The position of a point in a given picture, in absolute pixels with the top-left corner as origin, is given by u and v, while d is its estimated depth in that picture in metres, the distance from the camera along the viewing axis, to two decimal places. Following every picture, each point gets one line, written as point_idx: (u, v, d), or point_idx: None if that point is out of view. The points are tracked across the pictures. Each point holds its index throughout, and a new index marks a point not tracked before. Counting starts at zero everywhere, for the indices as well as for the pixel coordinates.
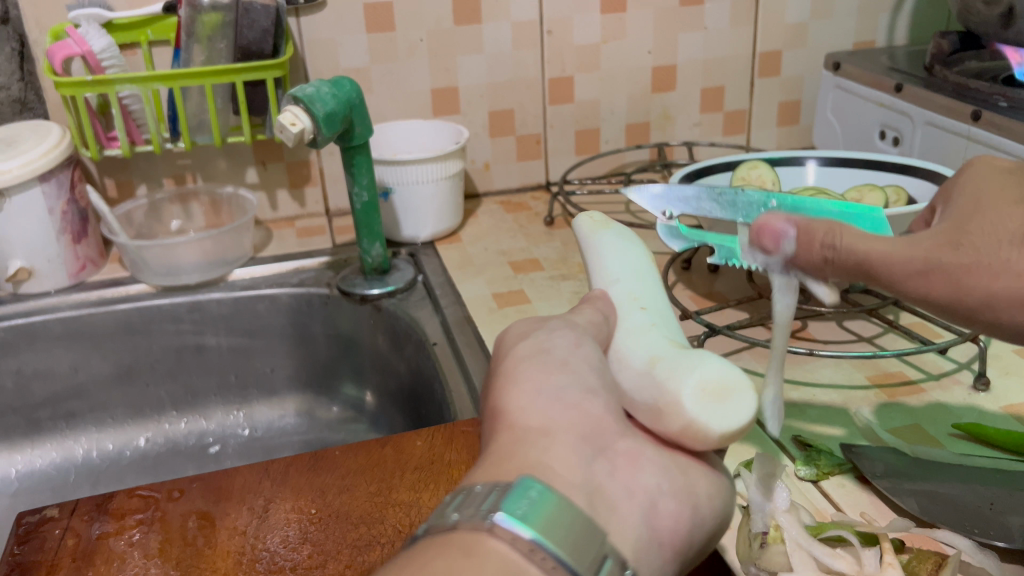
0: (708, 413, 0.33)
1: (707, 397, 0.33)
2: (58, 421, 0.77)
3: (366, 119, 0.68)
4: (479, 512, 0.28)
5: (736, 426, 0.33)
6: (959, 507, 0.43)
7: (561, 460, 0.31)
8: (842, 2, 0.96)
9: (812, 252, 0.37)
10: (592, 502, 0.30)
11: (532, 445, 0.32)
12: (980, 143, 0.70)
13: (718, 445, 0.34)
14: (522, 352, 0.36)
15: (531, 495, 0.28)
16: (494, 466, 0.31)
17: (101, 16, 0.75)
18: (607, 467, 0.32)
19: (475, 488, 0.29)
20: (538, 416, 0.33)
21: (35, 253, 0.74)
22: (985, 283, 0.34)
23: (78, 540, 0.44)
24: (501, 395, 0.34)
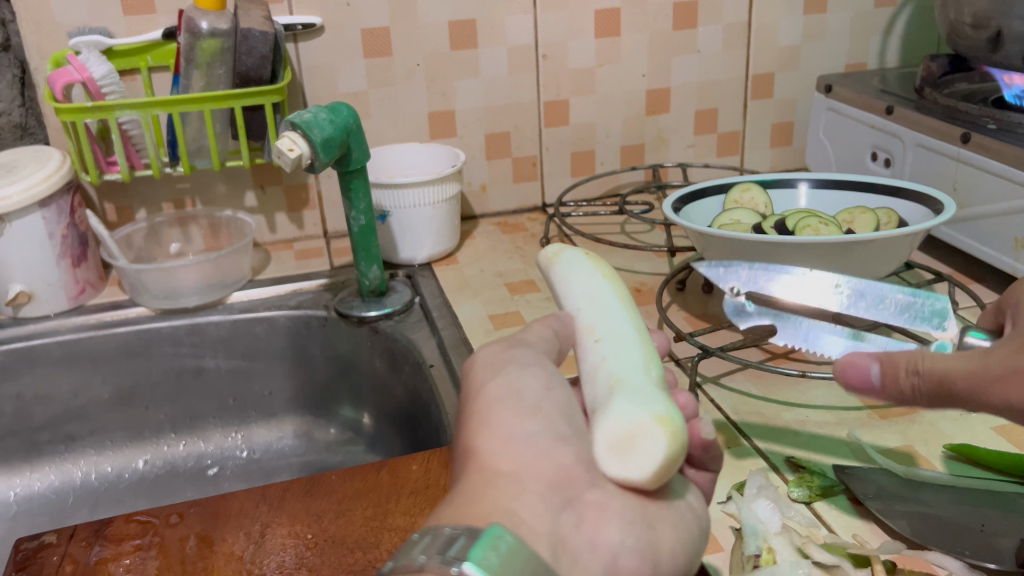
0: (626, 466, 0.33)
1: (620, 454, 0.33)
2: (58, 444, 0.78)
3: (363, 144, 0.69)
4: (445, 558, 0.27)
5: (655, 468, 0.33)
6: (951, 527, 0.44)
7: (529, 507, 0.33)
8: (834, 25, 0.97)
9: (897, 379, 0.37)
10: (555, 555, 0.32)
11: (498, 487, 0.34)
12: (970, 166, 0.71)
13: (659, 481, 0.33)
14: (496, 384, 0.38)
15: (499, 546, 0.28)
16: (465, 505, 0.33)
17: (101, 43, 0.76)
18: (574, 519, 0.34)
19: (442, 533, 0.29)
20: (508, 462, 0.35)
21: (35, 277, 0.75)
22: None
23: (77, 566, 0.44)
24: (470, 436, 0.36)
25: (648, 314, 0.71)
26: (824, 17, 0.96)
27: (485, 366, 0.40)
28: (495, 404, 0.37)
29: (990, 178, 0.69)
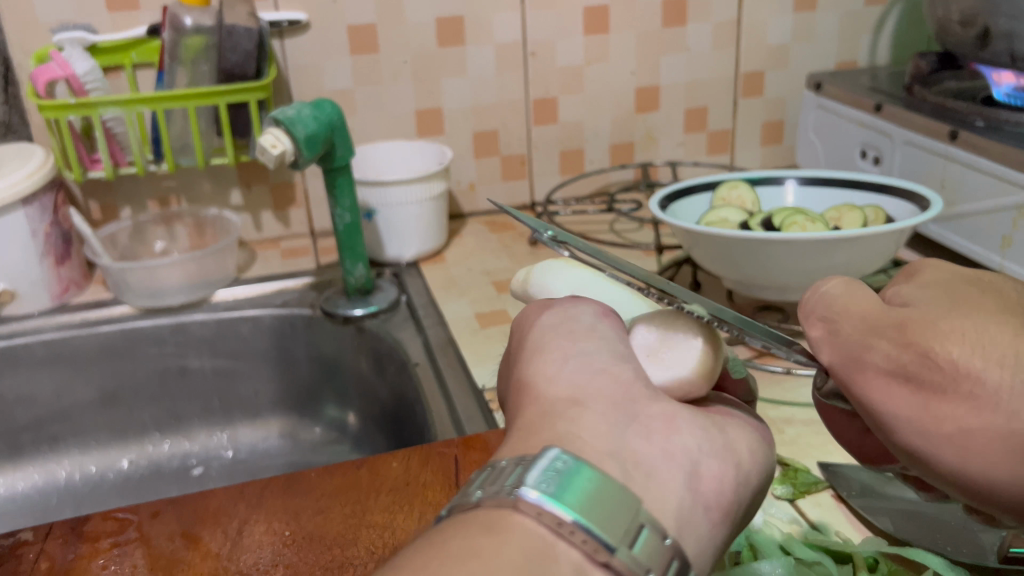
0: (677, 360, 0.33)
1: (664, 355, 0.33)
2: (41, 445, 0.77)
3: (348, 141, 0.69)
4: (504, 487, 0.25)
5: (702, 356, 0.33)
6: (936, 526, 0.43)
7: (590, 429, 0.28)
8: (823, 25, 0.97)
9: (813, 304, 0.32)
10: (626, 471, 0.26)
11: (560, 416, 0.28)
12: (957, 163, 0.71)
13: (712, 370, 0.33)
14: (553, 317, 0.34)
15: (558, 467, 0.25)
16: (521, 441, 0.28)
17: (85, 39, 0.75)
18: (642, 431, 0.28)
19: (500, 463, 0.26)
20: (566, 387, 0.30)
21: (18, 276, 0.74)
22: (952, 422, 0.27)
23: (52, 563, 0.43)
24: (524, 367, 0.32)
25: None
26: (813, 15, 0.96)
27: (539, 305, 0.35)
28: (551, 338, 0.32)
29: (977, 175, 0.69)
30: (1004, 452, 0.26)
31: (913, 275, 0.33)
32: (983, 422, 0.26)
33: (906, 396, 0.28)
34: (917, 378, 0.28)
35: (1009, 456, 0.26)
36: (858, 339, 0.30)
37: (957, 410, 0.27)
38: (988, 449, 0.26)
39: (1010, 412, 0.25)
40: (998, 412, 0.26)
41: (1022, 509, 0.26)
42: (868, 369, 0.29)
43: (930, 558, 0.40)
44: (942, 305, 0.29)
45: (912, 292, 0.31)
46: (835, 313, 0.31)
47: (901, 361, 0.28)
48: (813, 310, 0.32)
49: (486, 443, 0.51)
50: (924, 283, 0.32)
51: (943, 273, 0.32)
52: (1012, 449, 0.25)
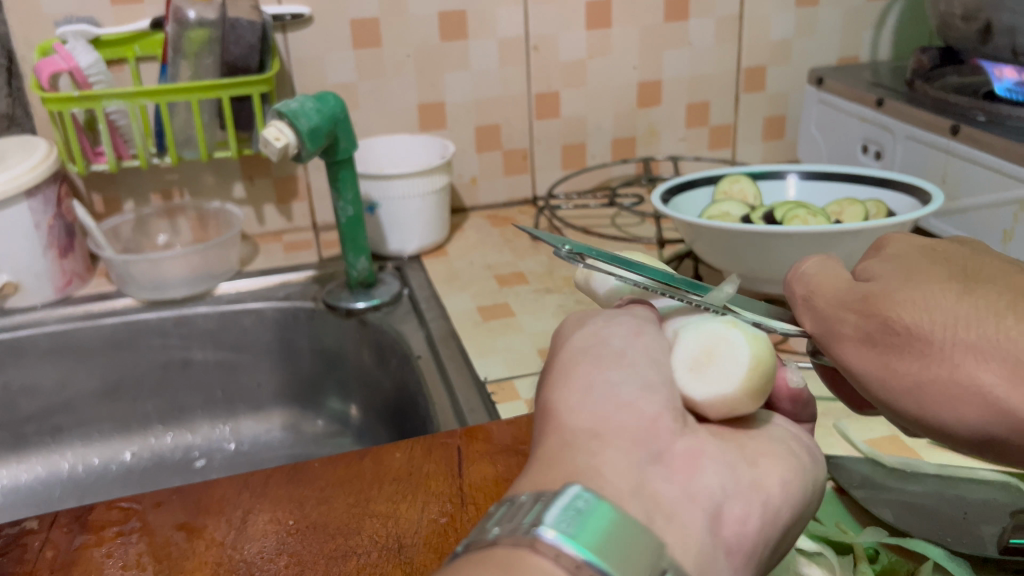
0: (716, 379, 0.32)
1: (703, 372, 0.32)
2: (44, 436, 0.77)
3: (351, 134, 0.69)
4: (522, 525, 0.25)
5: (747, 372, 0.32)
6: (935, 517, 0.44)
7: (611, 465, 0.28)
8: (826, 19, 0.97)
9: (795, 288, 0.37)
10: (649, 514, 0.27)
11: (581, 449, 0.29)
12: (959, 158, 0.71)
13: (755, 391, 0.32)
14: (588, 335, 0.34)
15: (579, 506, 0.25)
16: (541, 471, 0.28)
17: (88, 32, 0.76)
18: (664, 472, 0.29)
19: (520, 498, 0.27)
20: (588, 416, 0.30)
21: (22, 269, 0.75)
22: (911, 372, 0.31)
23: (57, 551, 0.44)
24: (552, 392, 0.32)
25: None
26: (816, 11, 0.96)
27: (574, 321, 0.36)
28: (581, 360, 0.32)
29: (978, 169, 0.69)
30: (956, 399, 0.30)
31: (881, 248, 0.37)
32: (935, 374, 0.30)
33: (872, 358, 0.32)
34: (880, 341, 0.32)
35: (955, 398, 0.29)
36: (832, 314, 0.34)
37: (913, 367, 0.31)
38: (942, 397, 0.30)
39: (955, 365, 0.30)
40: (945, 366, 0.30)
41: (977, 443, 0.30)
42: (841, 338, 0.33)
43: (930, 548, 0.40)
44: (897, 276, 0.33)
45: (877, 266, 0.35)
46: (812, 292, 0.35)
47: (865, 329, 0.32)
48: (797, 291, 0.36)
49: (488, 434, 0.51)
50: (888, 257, 0.36)
51: (903, 246, 0.37)
52: (960, 391, 0.29)
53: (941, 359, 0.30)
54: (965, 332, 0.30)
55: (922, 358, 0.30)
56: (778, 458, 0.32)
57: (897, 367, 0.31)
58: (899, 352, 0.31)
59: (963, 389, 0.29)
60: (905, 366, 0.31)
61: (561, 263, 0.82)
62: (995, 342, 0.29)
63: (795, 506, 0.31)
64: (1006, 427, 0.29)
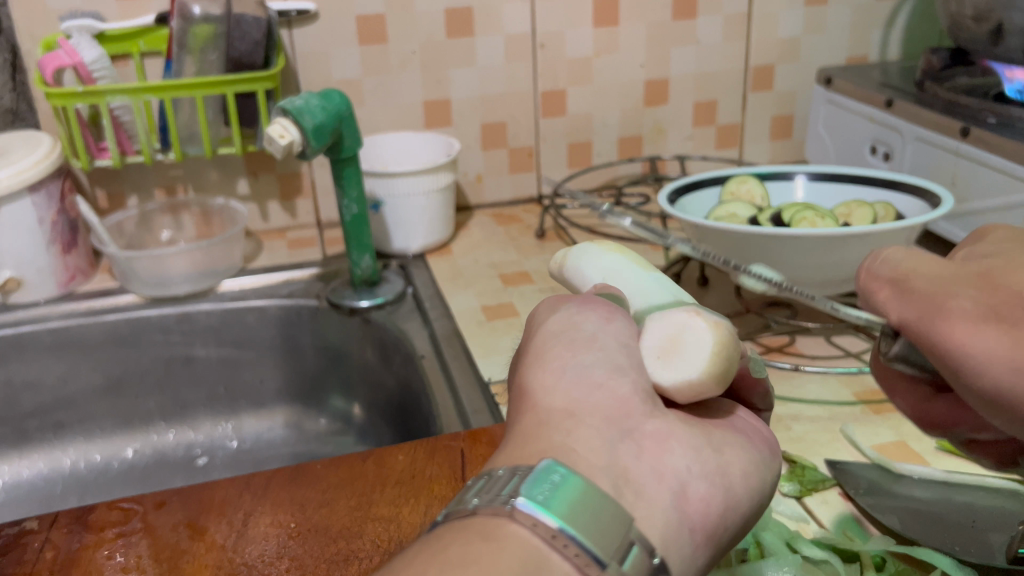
0: (679, 363, 0.30)
1: (667, 357, 0.30)
2: (46, 432, 0.77)
3: (356, 131, 0.68)
4: (500, 496, 0.26)
5: (710, 355, 0.30)
6: (941, 525, 0.43)
7: (585, 443, 0.28)
8: (835, 17, 0.96)
9: (878, 276, 0.34)
10: (618, 488, 0.27)
11: (555, 427, 0.29)
12: (969, 160, 0.70)
13: (722, 372, 0.30)
14: (558, 319, 0.33)
15: (554, 478, 0.26)
16: (518, 449, 0.29)
17: (93, 27, 0.75)
18: (633, 450, 0.28)
19: (497, 472, 0.27)
20: (562, 395, 0.30)
21: (25, 263, 0.74)
22: None
23: (57, 552, 0.44)
24: (525, 374, 0.31)
25: None
26: (824, 9, 0.95)
27: (546, 306, 0.35)
28: (550, 341, 0.32)
29: (989, 173, 0.68)
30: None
31: (984, 235, 0.36)
32: None
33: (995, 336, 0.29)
34: (1006, 315, 0.29)
35: None
36: (938, 291, 0.31)
37: None
38: None
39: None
40: None
41: None
42: (950, 314, 0.30)
43: (938, 556, 0.40)
44: (1021, 260, 0.32)
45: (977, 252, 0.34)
46: (903, 276, 0.33)
47: (989, 304, 0.30)
48: (882, 275, 0.34)
49: (491, 437, 0.51)
50: (989, 244, 0.34)
51: (1001, 236, 0.35)
52: None
53: None
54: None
55: None
56: (743, 443, 0.31)
57: None
58: None
59: None
60: None
61: None
62: None
63: (761, 485, 0.31)
64: None
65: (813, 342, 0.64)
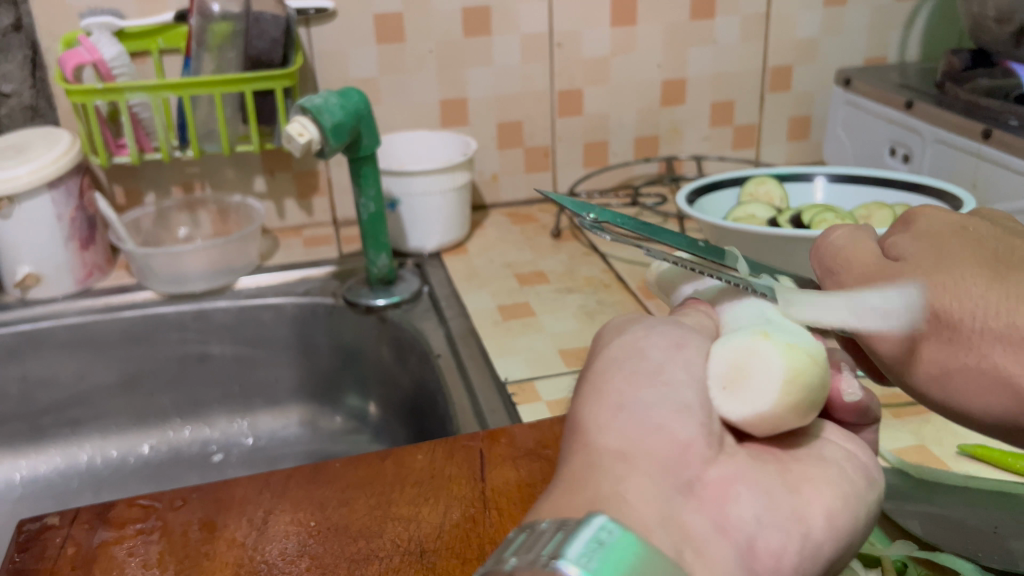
0: (751, 395, 0.30)
1: (738, 387, 0.31)
2: (62, 428, 0.77)
3: (374, 130, 0.68)
4: (540, 558, 0.24)
5: (785, 386, 0.30)
6: (963, 530, 0.43)
7: (637, 491, 0.27)
8: (853, 18, 0.95)
9: (820, 260, 0.38)
10: (678, 548, 0.26)
11: (607, 473, 0.28)
12: (990, 162, 0.70)
13: (798, 403, 0.30)
14: (624, 346, 0.32)
15: (603, 540, 0.24)
16: (566, 496, 0.28)
17: (112, 24, 0.75)
18: (694, 503, 0.28)
19: (540, 526, 0.26)
20: (615, 435, 0.29)
21: (43, 260, 0.75)
22: (938, 358, 0.32)
23: (78, 548, 0.44)
24: (581, 407, 0.31)
25: (659, 307, 0.70)
26: (843, 10, 0.95)
27: (613, 329, 0.34)
28: (611, 370, 0.31)
29: (1011, 175, 0.68)
30: (982, 388, 0.31)
31: (910, 222, 0.37)
32: (962, 364, 0.31)
33: (898, 341, 0.33)
34: None
35: (986, 391, 0.31)
36: (857, 291, 0.35)
37: (940, 353, 0.32)
38: (969, 387, 0.31)
39: (982, 353, 0.30)
40: (974, 354, 0.31)
41: (996, 428, 0.32)
42: None
43: (961, 562, 0.40)
44: (929, 258, 0.33)
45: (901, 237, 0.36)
46: (838, 267, 0.36)
47: None
48: (823, 262, 0.37)
49: (510, 437, 0.51)
50: (917, 229, 0.36)
51: (933, 218, 0.36)
52: (990, 383, 0.30)
53: (972, 344, 0.31)
54: (988, 319, 0.30)
55: (952, 342, 0.31)
56: (781, 461, 0.31)
57: (919, 351, 0.32)
58: (929, 334, 0.32)
59: (991, 379, 0.30)
60: (929, 349, 0.32)
61: (581, 262, 0.82)
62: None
63: (840, 540, 0.30)
64: None
65: None
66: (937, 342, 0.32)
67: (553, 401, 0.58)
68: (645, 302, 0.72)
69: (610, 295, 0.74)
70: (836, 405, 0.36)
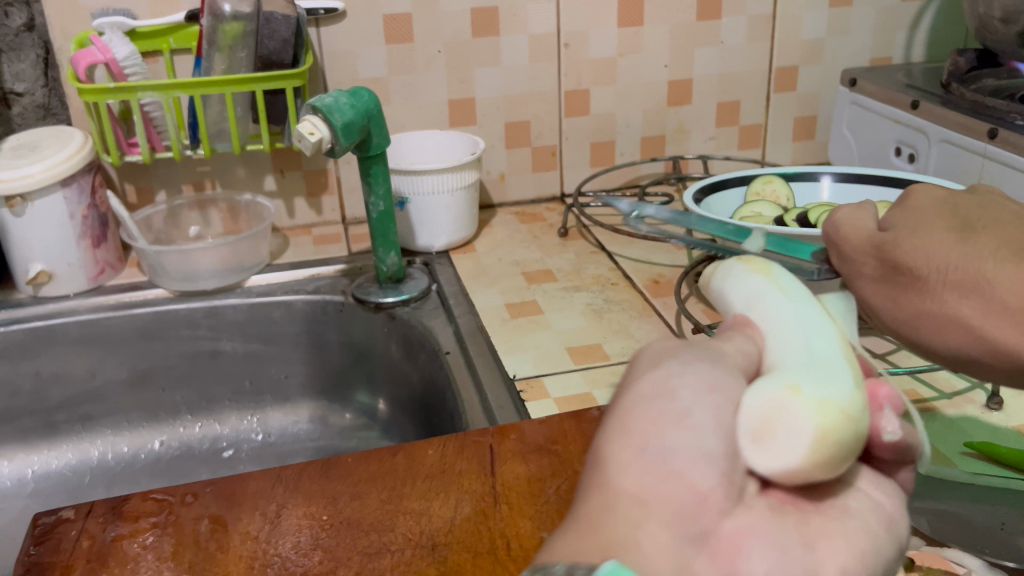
0: (778, 452, 0.26)
1: (764, 443, 0.26)
2: (74, 424, 0.78)
3: (384, 129, 0.69)
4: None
5: (813, 445, 0.26)
6: (971, 527, 0.44)
7: None
8: (859, 18, 0.96)
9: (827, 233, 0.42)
10: None
11: None
12: (996, 161, 0.70)
13: (828, 461, 0.26)
14: (656, 381, 0.27)
15: None
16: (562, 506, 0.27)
17: (124, 24, 0.76)
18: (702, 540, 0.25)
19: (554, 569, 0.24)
20: (634, 476, 0.25)
21: (55, 257, 0.76)
22: (915, 305, 0.37)
23: (93, 542, 0.44)
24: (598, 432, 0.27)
25: (667, 306, 0.71)
26: (848, 10, 0.95)
27: (648, 360, 0.29)
28: (639, 406, 0.26)
29: (1016, 175, 0.68)
30: (950, 332, 0.35)
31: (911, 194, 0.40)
32: (930, 311, 0.36)
33: (884, 295, 0.38)
34: (891, 280, 0.38)
35: (954, 332, 0.35)
36: (855, 255, 0.39)
37: (915, 301, 0.36)
38: (938, 330, 0.36)
39: (945, 301, 0.35)
40: (936, 301, 0.36)
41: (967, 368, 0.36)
42: (859, 277, 0.39)
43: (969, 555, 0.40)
44: (915, 222, 0.38)
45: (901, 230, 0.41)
46: (838, 233, 0.41)
47: (880, 270, 0.38)
48: (828, 233, 0.41)
49: (520, 433, 0.51)
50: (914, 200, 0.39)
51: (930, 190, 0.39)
52: (953, 327, 0.35)
53: (942, 295, 0.35)
54: (952, 271, 0.35)
55: (925, 292, 0.36)
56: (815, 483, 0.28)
57: (901, 300, 0.37)
58: (909, 287, 0.37)
59: (952, 324, 0.35)
60: (909, 299, 0.37)
61: (589, 261, 0.82)
62: (979, 280, 0.34)
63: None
64: (983, 353, 0.34)
65: None
66: (917, 291, 0.36)
67: (562, 398, 0.59)
68: (653, 300, 0.73)
69: (618, 293, 0.75)
70: (868, 446, 0.30)
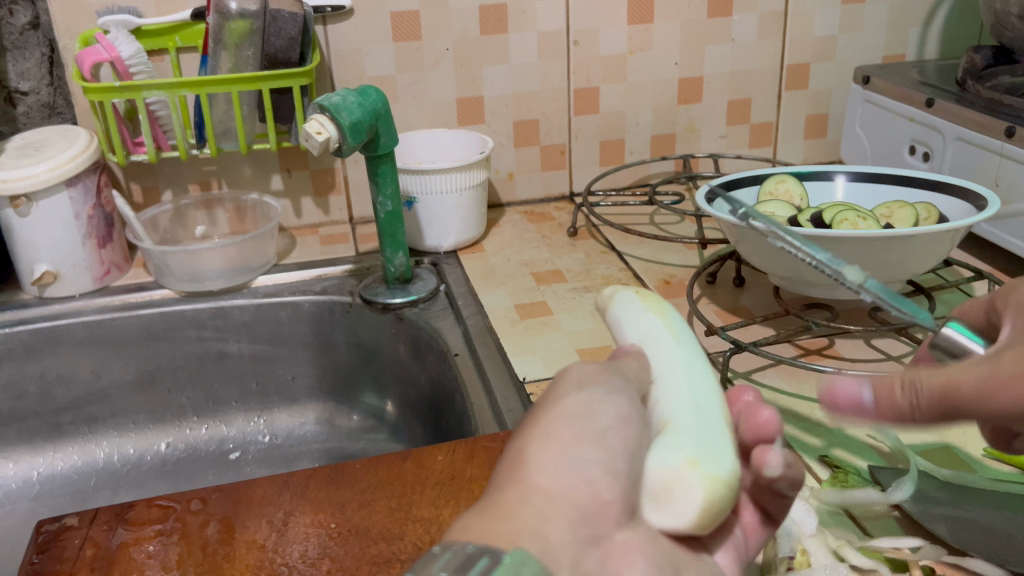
0: (671, 512, 0.30)
1: (662, 502, 0.30)
2: (80, 425, 0.78)
3: (392, 128, 0.68)
4: None
5: (701, 513, 0.29)
6: (992, 534, 0.42)
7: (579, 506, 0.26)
8: (871, 15, 0.95)
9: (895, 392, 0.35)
10: None
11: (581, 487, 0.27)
12: (1013, 160, 0.69)
13: (707, 527, 0.30)
14: (576, 399, 0.31)
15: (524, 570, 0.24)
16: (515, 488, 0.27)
17: (130, 22, 0.76)
18: None
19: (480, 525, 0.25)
20: (549, 476, 0.28)
21: (59, 258, 0.75)
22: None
23: (97, 549, 0.44)
24: (526, 432, 0.30)
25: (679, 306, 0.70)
26: (861, 7, 0.94)
27: (571, 379, 0.32)
28: (561, 417, 0.30)
29: None
30: None
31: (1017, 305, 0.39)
32: None
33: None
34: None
35: None
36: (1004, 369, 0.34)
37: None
38: None
39: None
40: None
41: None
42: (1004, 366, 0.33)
43: None
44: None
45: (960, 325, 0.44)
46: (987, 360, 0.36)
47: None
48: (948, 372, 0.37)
49: None
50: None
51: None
52: None
53: None
54: None
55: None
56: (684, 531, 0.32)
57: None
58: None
59: None
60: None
61: (598, 262, 0.81)
62: None
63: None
64: None
65: (855, 344, 0.63)
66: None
67: None
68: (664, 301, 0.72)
69: None
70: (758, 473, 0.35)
